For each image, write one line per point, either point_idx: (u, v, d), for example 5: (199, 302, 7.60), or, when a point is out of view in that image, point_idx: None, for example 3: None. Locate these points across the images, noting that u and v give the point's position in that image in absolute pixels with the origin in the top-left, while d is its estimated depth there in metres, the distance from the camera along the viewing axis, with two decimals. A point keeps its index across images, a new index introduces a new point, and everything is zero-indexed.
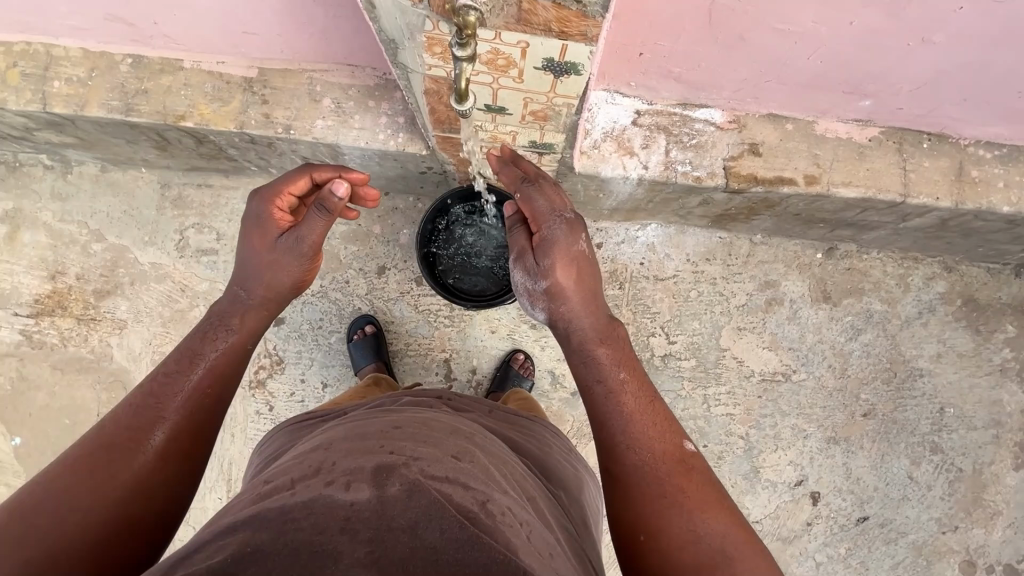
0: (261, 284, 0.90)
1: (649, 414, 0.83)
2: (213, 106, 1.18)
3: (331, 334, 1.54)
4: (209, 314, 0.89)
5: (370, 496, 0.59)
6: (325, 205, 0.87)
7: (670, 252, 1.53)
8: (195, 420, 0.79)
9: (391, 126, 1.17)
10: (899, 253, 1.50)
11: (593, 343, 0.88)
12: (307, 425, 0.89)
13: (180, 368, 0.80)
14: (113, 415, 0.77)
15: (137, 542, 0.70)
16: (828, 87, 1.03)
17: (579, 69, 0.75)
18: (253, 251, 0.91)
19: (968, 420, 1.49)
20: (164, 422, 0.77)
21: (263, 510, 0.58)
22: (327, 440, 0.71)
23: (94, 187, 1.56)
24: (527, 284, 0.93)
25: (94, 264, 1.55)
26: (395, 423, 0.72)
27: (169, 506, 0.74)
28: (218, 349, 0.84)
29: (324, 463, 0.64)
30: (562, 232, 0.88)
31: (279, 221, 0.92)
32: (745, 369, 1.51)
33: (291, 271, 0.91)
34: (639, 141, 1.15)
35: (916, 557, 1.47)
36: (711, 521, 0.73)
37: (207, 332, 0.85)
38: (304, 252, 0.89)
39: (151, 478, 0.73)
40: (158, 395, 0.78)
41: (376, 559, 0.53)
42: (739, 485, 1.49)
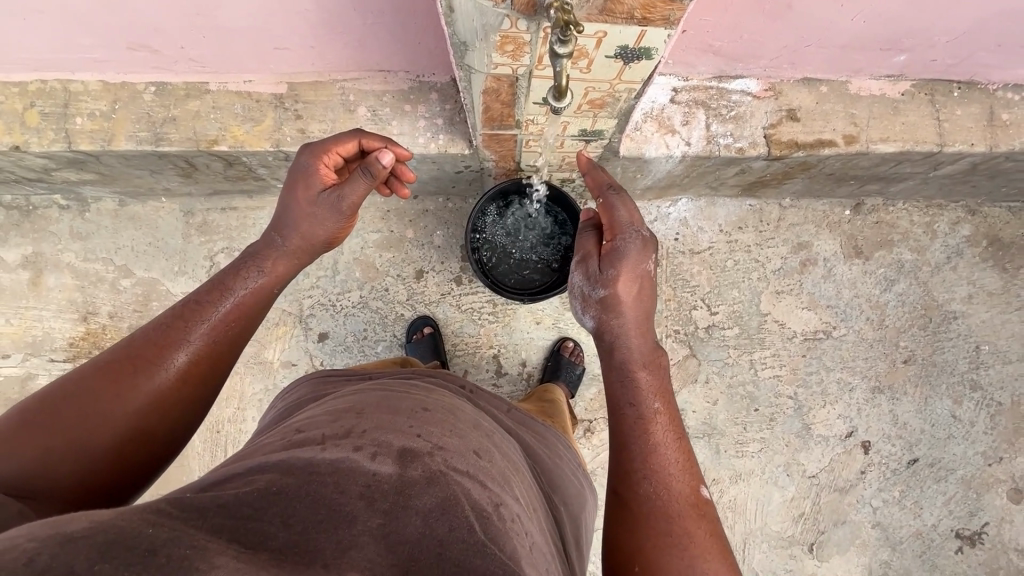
0: (299, 235, 0.91)
1: (672, 431, 0.82)
2: (246, 127, 1.15)
3: (376, 344, 1.53)
4: (245, 253, 0.89)
5: (392, 473, 0.58)
6: (369, 169, 0.86)
7: (703, 225, 1.55)
8: (217, 348, 0.79)
9: (430, 129, 1.16)
10: (923, 202, 1.54)
11: (639, 361, 0.87)
12: (331, 380, 0.90)
13: (210, 297, 0.81)
14: (142, 331, 0.77)
15: (148, 453, 0.72)
16: (866, 46, 1.04)
17: (652, 54, 0.75)
18: (294, 202, 0.90)
19: (1003, 355, 1.54)
20: (187, 346, 0.76)
21: (292, 456, 0.58)
22: (358, 403, 0.70)
23: (115, 222, 1.53)
24: (584, 288, 0.94)
25: (125, 300, 1.52)
26: (426, 406, 0.72)
27: (182, 423, 0.75)
28: (248, 287, 0.84)
29: (355, 428, 0.64)
30: (634, 248, 0.90)
31: (324, 177, 0.90)
32: (787, 331, 1.54)
33: (326, 225, 0.91)
34: (679, 118, 1.16)
35: (966, 490, 1.53)
36: (707, 570, 0.69)
37: (240, 269, 0.86)
38: (343, 210, 0.90)
39: (169, 394, 0.73)
40: (186, 318, 0.78)
41: (387, 534, 0.52)
42: (793, 443, 1.53)
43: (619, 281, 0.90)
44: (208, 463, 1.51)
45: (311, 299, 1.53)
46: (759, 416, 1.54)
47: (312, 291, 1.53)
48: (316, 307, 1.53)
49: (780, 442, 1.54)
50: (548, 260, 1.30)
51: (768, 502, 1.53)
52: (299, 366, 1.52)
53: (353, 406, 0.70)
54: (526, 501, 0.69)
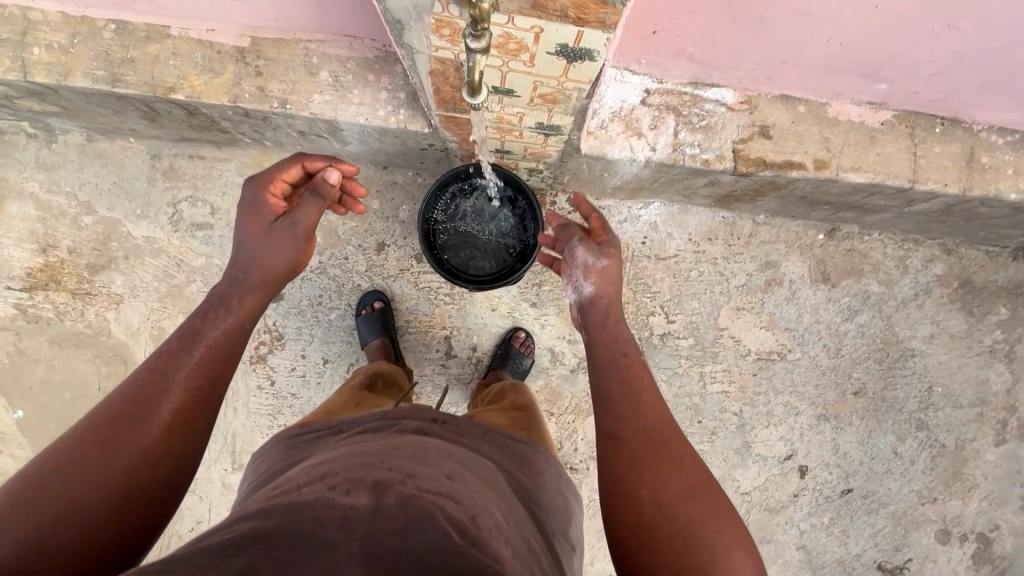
0: (261, 267, 0.88)
1: (641, 395, 0.83)
2: (204, 78, 1.12)
3: (330, 311, 1.53)
4: (207, 298, 0.85)
5: (366, 504, 0.58)
6: (318, 190, 0.88)
7: (672, 231, 1.52)
8: (202, 395, 0.75)
9: (392, 102, 1.13)
10: (899, 235, 1.51)
11: (619, 339, 0.91)
12: (301, 441, 0.83)
13: (183, 344, 0.77)
14: (115, 393, 0.73)
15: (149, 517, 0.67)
16: (845, 70, 1.00)
17: (594, 55, 0.72)
18: (247, 235, 0.88)
19: (955, 398, 1.53)
20: (169, 397, 0.72)
21: (273, 505, 0.59)
22: (333, 454, 0.71)
23: (81, 157, 1.51)
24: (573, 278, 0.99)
25: (86, 236, 1.52)
26: (396, 443, 0.71)
27: (178, 479, 0.70)
28: (219, 328, 0.81)
29: (327, 471, 0.64)
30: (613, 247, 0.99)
31: (274, 206, 0.90)
32: (741, 348, 1.53)
33: (289, 251, 0.88)
34: (647, 122, 1.12)
35: (895, 525, 1.54)
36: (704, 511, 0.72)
37: (208, 312, 0.83)
38: (299, 235, 0.88)
39: (159, 452, 0.69)
40: (161, 369, 0.74)
41: (368, 554, 0.53)
42: (731, 459, 1.54)
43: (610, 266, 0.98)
44: None
45: None
46: (701, 429, 1.54)
47: None
48: None
49: (718, 456, 1.54)
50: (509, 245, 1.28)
51: None
52: None
53: (327, 457, 0.70)
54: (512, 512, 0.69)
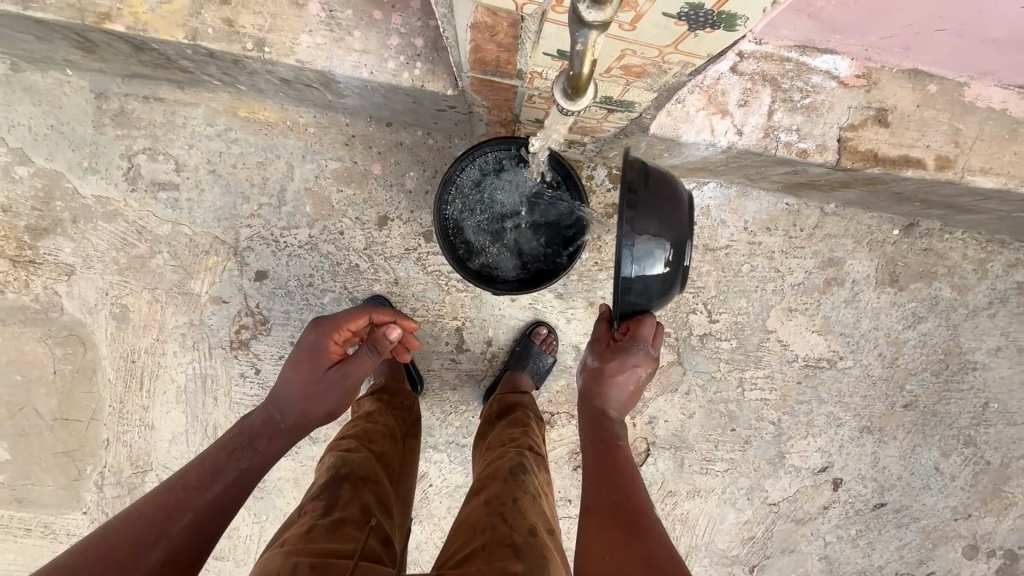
0: (298, 411, 0.84)
1: (621, 510, 0.75)
2: (151, 3, 0.83)
3: (323, 293, 1.31)
4: (235, 431, 0.81)
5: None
6: (376, 345, 0.86)
7: (726, 218, 1.30)
8: (198, 541, 0.69)
9: (406, 51, 0.86)
10: (984, 236, 1.31)
11: (608, 441, 0.88)
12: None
13: (199, 483, 0.72)
14: (117, 520, 0.68)
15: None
16: (1013, 46, 0.76)
17: (735, 24, 0.47)
18: (299, 380, 0.85)
19: (1010, 416, 1.41)
20: (171, 529, 0.67)
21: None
22: None
23: (6, 91, 1.21)
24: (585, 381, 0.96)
25: (22, 193, 1.25)
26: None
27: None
28: (239, 468, 0.77)
29: None
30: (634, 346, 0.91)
31: (331, 353, 0.88)
32: (788, 353, 1.37)
33: (330, 403, 0.86)
34: (735, 95, 0.87)
35: (923, 539, 1.47)
36: None
37: (234, 448, 0.78)
38: (349, 387, 0.86)
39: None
40: (171, 508, 0.69)
41: None
42: (762, 469, 1.42)
43: (614, 373, 0.92)
44: (122, 394, 1.35)
45: (251, 230, 1.28)
46: (733, 437, 1.41)
47: (252, 220, 1.28)
48: (255, 239, 1.28)
49: (749, 465, 1.42)
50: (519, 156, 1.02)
51: (721, 521, 1.45)
52: (230, 304, 1.31)
53: None
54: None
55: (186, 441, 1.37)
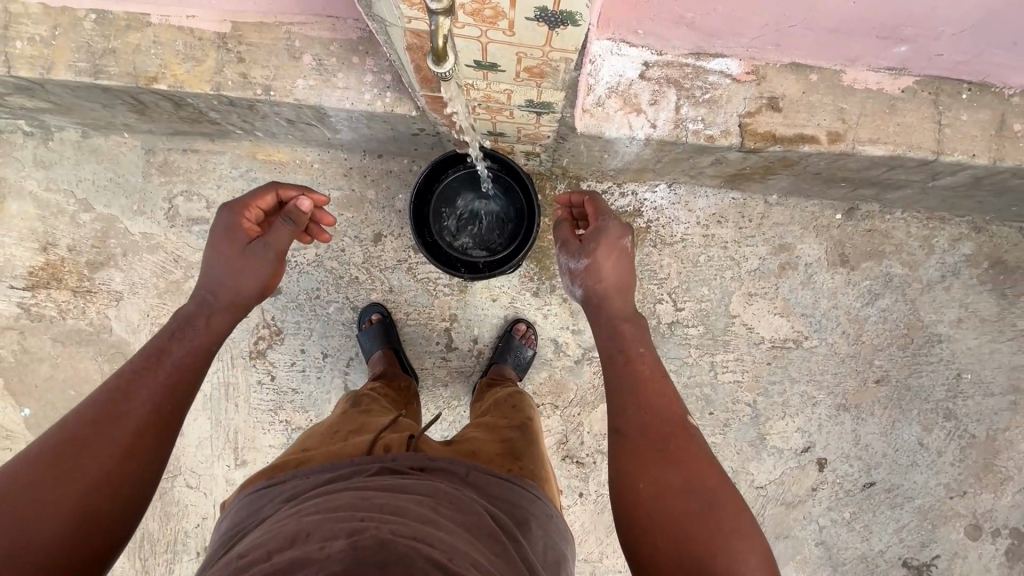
0: (230, 286, 0.87)
1: (672, 439, 0.79)
2: (186, 66, 1.09)
3: (328, 304, 1.50)
4: (174, 318, 0.84)
5: (334, 550, 0.53)
6: (290, 217, 0.91)
7: (679, 215, 1.45)
8: (162, 413, 0.73)
9: (379, 85, 1.09)
10: (924, 214, 1.41)
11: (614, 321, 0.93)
12: (263, 492, 0.73)
13: (146, 367, 0.75)
14: (69, 416, 0.70)
15: (94, 547, 0.64)
16: (860, 33, 0.92)
17: (577, 19, 0.66)
18: (223, 257, 0.88)
19: (985, 386, 1.44)
20: (129, 410, 0.71)
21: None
22: (298, 509, 0.64)
23: (77, 154, 1.50)
24: (568, 266, 1.00)
25: (85, 234, 1.52)
26: (366, 491, 0.65)
27: (130, 509, 0.68)
28: (184, 348, 0.80)
29: (299, 531, 0.57)
30: (613, 226, 0.97)
31: (249, 230, 0.92)
32: (754, 336, 1.46)
33: (260, 276, 0.89)
34: (646, 96, 1.05)
35: (921, 520, 1.46)
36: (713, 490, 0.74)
37: (175, 332, 0.81)
38: (272, 258, 0.89)
39: (116, 469, 0.67)
40: (120, 392, 0.72)
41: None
42: (745, 451, 1.47)
43: (601, 252, 0.95)
44: None
45: None
46: (712, 420, 1.48)
47: None
48: None
49: (731, 449, 1.48)
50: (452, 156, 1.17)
51: None
52: (250, 318, 1.51)
53: (293, 514, 0.63)
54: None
55: (211, 445, 1.53)
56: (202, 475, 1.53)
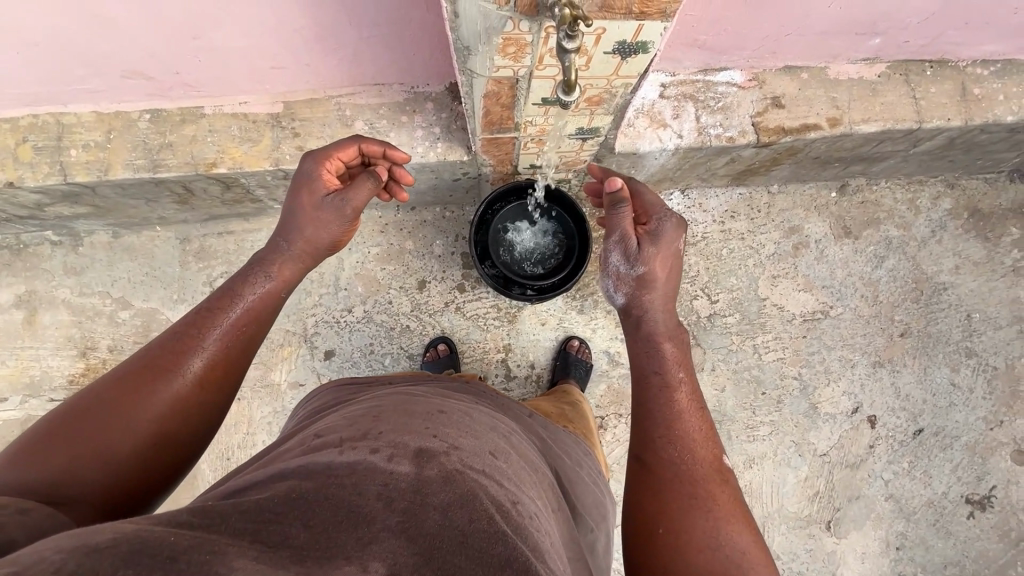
0: (304, 236, 0.97)
1: (705, 484, 0.82)
2: (244, 147, 1.16)
3: (383, 357, 1.53)
4: (252, 261, 0.95)
5: (409, 472, 0.63)
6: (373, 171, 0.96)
7: (696, 216, 1.58)
8: (227, 356, 0.82)
9: (428, 137, 1.18)
10: (904, 180, 1.60)
11: (654, 338, 0.97)
12: (354, 386, 1.00)
13: (220, 305, 0.85)
14: (158, 340, 0.81)
15: (166, 461, 0.75)
16: (843, 32, 1.09)
17: (648, 48, 0.77)
18: (301, 207, 0.97)
19: (994, 321, 1.59)
20: (204, 349, 0.80)
21: (309, 464, 0.63)
22: (371, 411, 0.77)
23: (109, 254, 1.51)
24: (618, 267, 1.03)
25: (124, 332, 1.50)
26: (441, 411, 0.79)
27: (197, 431, 0.78)
28: (256, 292, 0.90)
29: (371, 431, 0.70)
30: (668, 227, 1.01)
31: (327, 181, 0.98)
32: (786, 313, 1.58)
33: (330, 232, 0.98)
34: (669, 112, 1.19)
35: (972, 456, 1.56)
36: (733, 532, 0.77)
37: (249, 276, 0.91)
38: (347, 213, 0.97)
39: (182, 402, 0.76)
40: (200, 326, 0.82)
41: (406, 529, 0.56)
42: (802, 423, 1.56)
43: (657, 258, 1.00)
44: None
45: (316, 318, 1.52)
46: (766, 400, 1.56)
47: (316, 309, 1.52)
48: (321, 325, 1.52)
49: (789, 423, 1.56)
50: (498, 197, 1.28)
51: (783, 484, 1.54)
52: (306, 386, 1.51)
53: (368, 414, 0.76)
54: (550, 523, 0.73)
55: None
56: None
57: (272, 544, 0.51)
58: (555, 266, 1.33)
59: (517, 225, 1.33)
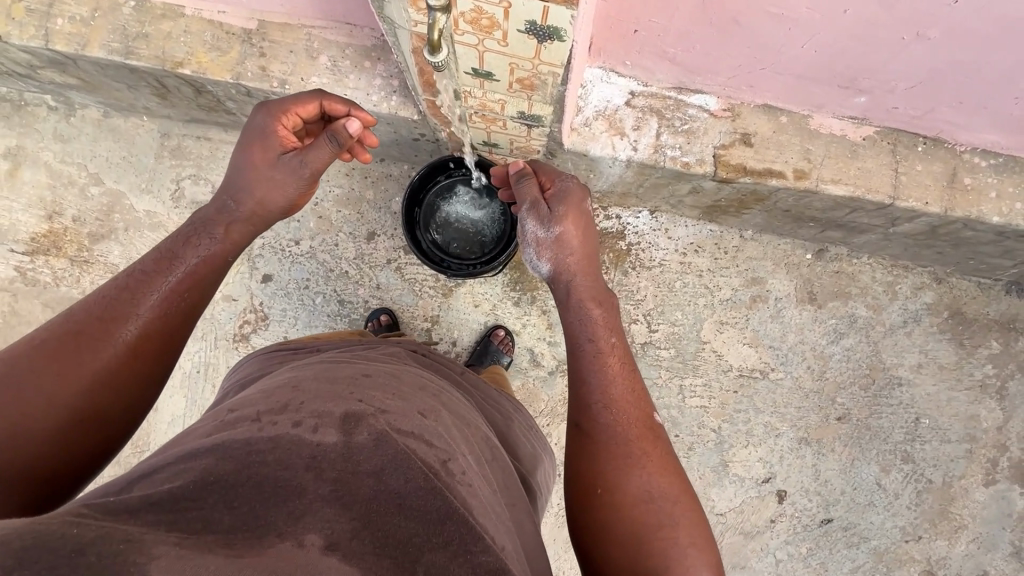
0: (256, 198, 0.95)
1: (638, 442, 0.81)
2: (211, 55, 1.18)
3: (316, 295, 1.55)
4: (194, 222, 0.92)
5: (337, 441, 0.64)
6: (336, 136, 0.94)
7: (659, 241, 1.52)
8: (162, 324, 0.81)
9: (386, 89, 1.18)
10: (888, 261, 1.49)
11: (585, 302, 0.93)
12: (276, 355, 0.96)
13: (158, 269, 0.83)
14: (86, 304, 0.78)
15: (91, 439, 0.72)
16: (823, 81, 1.02)
17: (562, 35, 0.75)
18: (251, 162, 0.95)
19: (943, 432, 1.48)
20: (137, 317, 0.79)
21: (225, 440, 0.63)
22: (293, 380, 0.76)
23: (95, 131, 1.58)
24: (536, 234, 0.97)
25: (91, 207, 1.58)
26: (366, 374, 0.79)
27: (132, 404, 0.77)
28: (198, 255, 0.88)
29: (292, 402, 0.69)
30: (574, 186, 0.98)
31: (283, 139, 0.96)
32: (723, 363, 1.51)
33: (285, 193, 0.96)
34: (630, 122, 1.15)
35: (876, 562, 1.47)
36: (662, 483, 0.77)
37: (190, 237, 0.89)
38: (305, 174, 0.96)
39: (115, 372, 0.75)
40: (133, 290, 0.80)
41: (339, 497, 0.59)
42: (707, 477, 1.50)
43: (570, 218, 0.96)
44: None
45: (263, 241, 1.55)
46: (677, 443, 1.51)
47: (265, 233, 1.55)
48: (266, 248, 1.55)
49: (694, 473, 1.50)
50: (439, 167, 1.26)
51: None
52: (238, 302, 1.55)
53: (288, 383, 0.75)
54: (490, 478, 0.76)
55: (182, 424, 1.54)
56: None
57: (194, 531, 0.53)
58: (486, 247, 1.31)
59: (456, 198, 1.31)
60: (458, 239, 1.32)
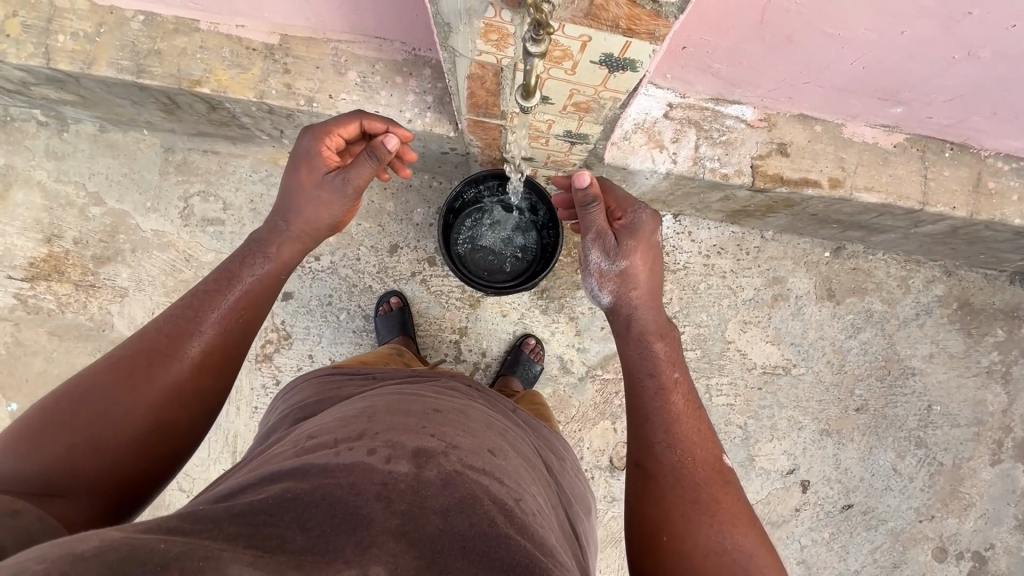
0: (303, 218, 0.92)
1: (708, 489, 0.79)
2: (231, 73, 1.12)
3: (340, 311, 1.52)
4: (248, 241, 0.89)
5: (408, 472, 0.62)
6: (375, 153, 0.88)
7: (683, 244, 1.53)
8: (227, 341, 0.79)
9: (419, 105, 1.14)
10: (902, 256, 1.55)
11: (648, 337, 0.94)
12: (337, 380, 0.93)
13: (218, 287, 0.81)
14: (153, 322, 0.77)
15: (158, 458, 0.71)
16: (865, 93, 1.03)
17: (636, 66, 0.73)
18: (298, 183, 0.92)
19: (953, 417, 1.56)
20: (200, 336, 0.76)
21: (305, 463, 0.62)
22: (367, 407, 0.74)
23: (92, 147, 1.49)
24: (600, 264, 0.98)
25: (92, 228, 1.49)
26: (438, 407, 0.76)
27: (198, 424, 0.75)
28: (255, 275, 0.85)
29: (367, 430, 0.67)
30: (647, 218, 0.98)
31: (327, 159, 0.92)
32: (747, 361, 1.55)
33: (330, 210, 0.93)
34: (669, 134, 1.14)
35: (893, 542, 1.56)
36: (736, 534, 0.75)
37: (246, 256, 0.86)
38: (348, 193, 0.92)
39: (181, 392, 0.73)
40: (196, 308, 0.78)
41: (406, 533, 0.56)
42: (734, 471, 1.55)
43: (638, 251, 0.97)
44: None
45: None
46: None
47: None
48: None
49: None
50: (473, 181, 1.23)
51: None
52: None
53: (363, 411, 0.73)
54: (550, 520, 0.72)
55: (207, 448, 1.50)
56: (195, 480, 1.49)
57: (269, 548, 0.52)
58: (518, 261, 1.31)
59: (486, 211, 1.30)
60: (489, 252, 1.31)
